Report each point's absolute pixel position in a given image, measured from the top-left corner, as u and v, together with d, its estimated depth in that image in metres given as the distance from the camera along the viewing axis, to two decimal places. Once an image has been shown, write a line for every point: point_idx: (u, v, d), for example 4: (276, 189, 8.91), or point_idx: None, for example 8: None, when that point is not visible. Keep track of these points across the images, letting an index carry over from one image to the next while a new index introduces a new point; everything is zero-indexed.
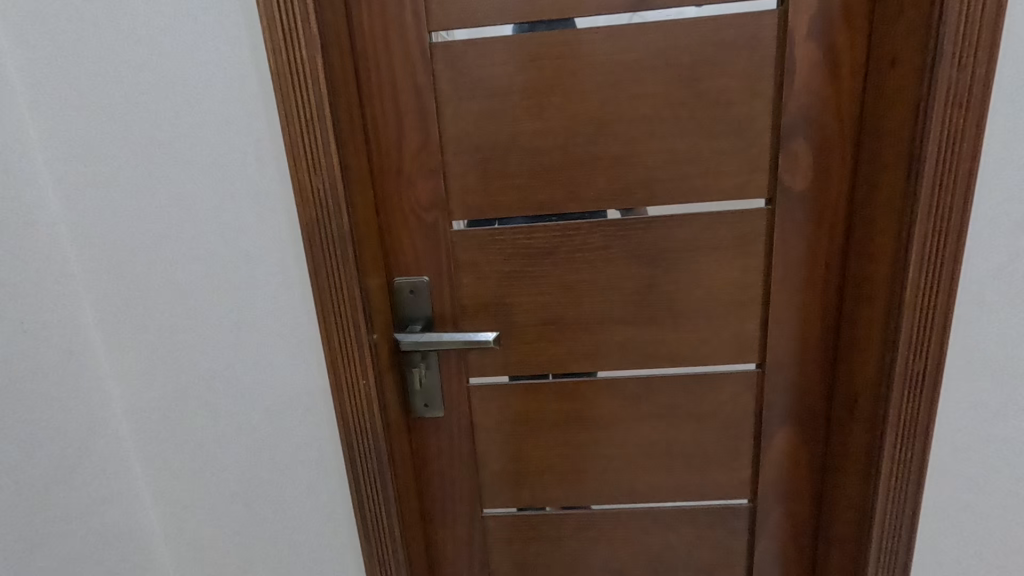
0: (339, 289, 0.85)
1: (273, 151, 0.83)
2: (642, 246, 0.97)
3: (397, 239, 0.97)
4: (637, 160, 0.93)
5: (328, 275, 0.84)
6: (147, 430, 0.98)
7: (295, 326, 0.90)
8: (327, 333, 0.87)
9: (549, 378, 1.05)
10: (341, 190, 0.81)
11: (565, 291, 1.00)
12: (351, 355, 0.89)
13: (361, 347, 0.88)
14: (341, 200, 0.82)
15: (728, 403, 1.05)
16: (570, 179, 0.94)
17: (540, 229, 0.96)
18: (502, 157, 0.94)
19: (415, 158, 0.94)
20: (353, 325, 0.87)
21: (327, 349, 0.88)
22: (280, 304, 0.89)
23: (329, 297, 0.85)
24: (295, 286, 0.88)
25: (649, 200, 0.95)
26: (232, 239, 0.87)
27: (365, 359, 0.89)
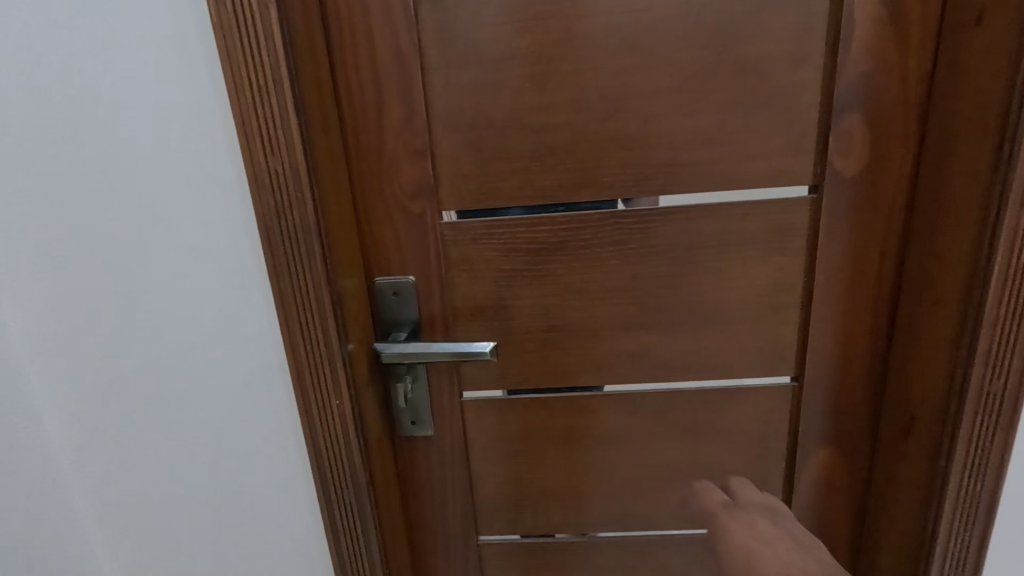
0: (307, 295, 0.71)
1: (225, 129, 0.69)
2: (663, 241, 0.83)
3: (377, 232, 0.83)
4: (660, 140, 0.79)
5: (293, 279, 0.71)
6: (88, 457, 0.83)
7: (261, 337, 0.76)
8: (293, 346, 0.74)
9: (554, 392, 0.92)
10: (305, 176, 0.67)
11: (573, 293, 0.86)
12: (322, 372, 0.75)
13: (335, 363, 0.75)
14: (306, 187, 0.68)
15: (758, 421, 0.92)
16: (581, 163, 0.80)
17: (545, 221, 0.83)
18: (500, 137, 0.80)
19: (397, 139, 0.79)
20: (324, 336, 0.73)
21: (293, 365, 0.75)
22: (242, 310, 0.75)
23: (295, 305, 0.72)
24: (255, 288, 0.74)
25: (673, 188, 0.81)
26: (187, 234, 0.73)
27: (340, 376, 0.76)
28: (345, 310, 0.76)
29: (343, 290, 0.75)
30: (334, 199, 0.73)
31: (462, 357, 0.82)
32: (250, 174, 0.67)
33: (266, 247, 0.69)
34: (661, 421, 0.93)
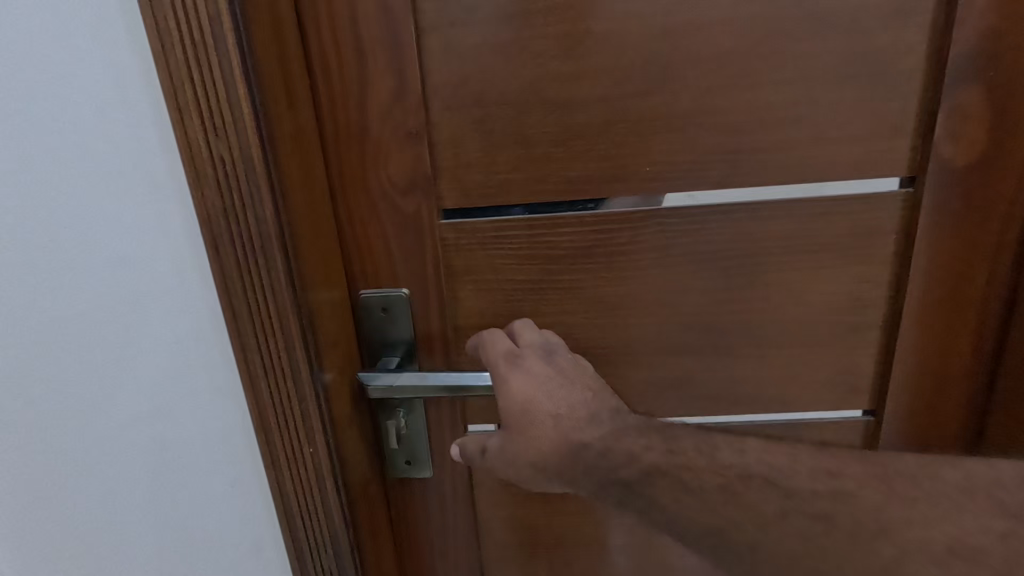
0: (267, 319, 0.56)
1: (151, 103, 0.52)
2: (716, 245, 0.67)
3: (362, 234, 0.67)
4: (717, 120, 0.63)
5: (248, 299, 0.55)
6: None
7: (216, 364, 0.60)
8: (251, 382, 0.58)
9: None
10: (262, 165, 0.51)
11: (603, 309, 0.71)
12: (290, 413, 0.60)
13: (306, 402, 0.60)
14: (263, 179, 0.51)
15: None
16: (617, 149, 0.64)
17: (570, 223, 0.67)
18: (514, 115, 0.63)
19: (384, 118, 0.63)
20: (289, 370, 0.58)
21: (253, 406, 0.59)
22: (192, 333, 0.59)
23: (252, 331, 0.56)
24: (202, 308, 0.58)
25: (731, 181, 0.65)
26: (107, 234, 0.53)
27: (312, 418, 0.60)
28: (320, 335, 0.60)
29: (316, 311, 0.59)
30: (305, 194, 0.57)
31: (465, 392, 0.67)
32: (187, 163, 0.50)
33: (212, 259, 0.53)
34: None
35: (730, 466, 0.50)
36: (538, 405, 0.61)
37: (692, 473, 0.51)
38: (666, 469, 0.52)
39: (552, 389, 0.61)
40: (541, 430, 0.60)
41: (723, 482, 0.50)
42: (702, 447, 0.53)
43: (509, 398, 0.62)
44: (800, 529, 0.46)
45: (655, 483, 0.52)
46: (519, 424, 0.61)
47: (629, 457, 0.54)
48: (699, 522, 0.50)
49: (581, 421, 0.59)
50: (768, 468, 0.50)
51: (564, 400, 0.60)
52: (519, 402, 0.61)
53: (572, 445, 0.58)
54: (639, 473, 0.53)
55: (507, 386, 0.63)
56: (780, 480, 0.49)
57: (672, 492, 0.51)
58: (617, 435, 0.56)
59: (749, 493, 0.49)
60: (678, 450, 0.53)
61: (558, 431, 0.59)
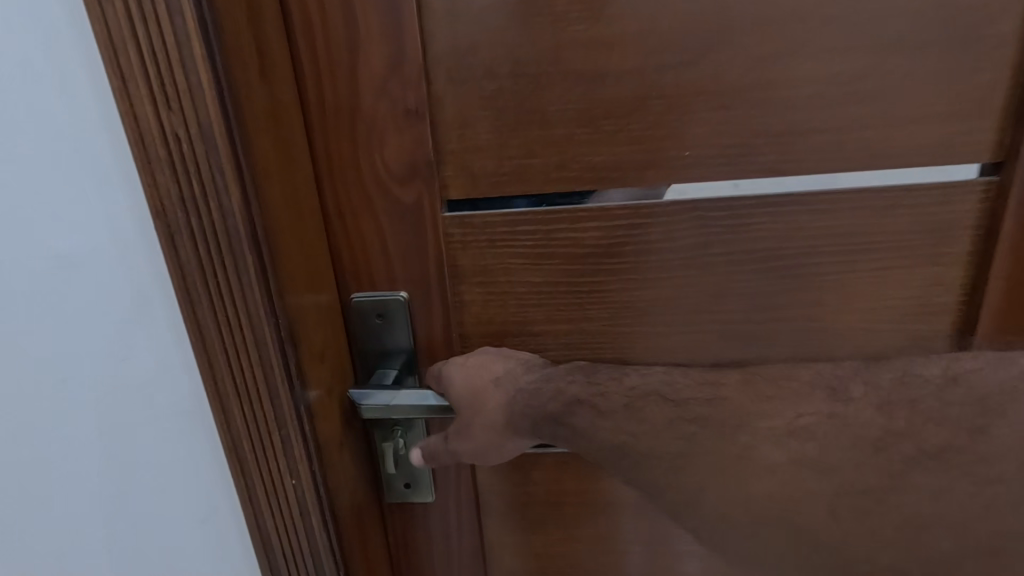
0: (239, 332, 0.46)
1: (85, 72, 0.41)
2: (764, 243, 0.58)
3: (355, 229, 0.58)
4: (772, 95, 0.53)
5: (214, 309, 0.45)
6: None
7: (176, 390, 0.50)
8: (221, 407, 0.49)
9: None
10: (225, 145, 0.41)
11: (631, 313, 0.62)
12: (269, 443, 0.50)
13: (286, 432, 0.50)
14: (226, 163, 0.41)
15: None
16: (652, 131, 0.55)
17: (595, 215, 0.58)
18: (531, 90, 0.54)
19: (379, 93, 0.53)
20: (265, 394, 0.48)
21: (224, 434, 0.50)
22: (146, 353, 0.48)
23: (221, 348, 0.46)
24: (159, 320, 0.47)
25: (785, 168, 0.55)
26: (50, 220, 0.44)
27: (293, 450, 0.51)
28: (303, 353, 0.50)
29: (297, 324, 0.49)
30: (282, 182, 0.47)
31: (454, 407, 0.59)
32: (134, 143, 0.41)
33: (170, 261, 0.44)
34: None
35: (634, 387, 0.55)
36: (482, 372, 0.59)
37: (602, 398, 0.55)
38: (586, 398, 0.55)
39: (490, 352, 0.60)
40: (490, 394, 0.58)
41: (627, 401, 0.54)
42: (613, 373, 0.56)
43: (449, 373, 0.59)
44: (685, 435, 0.52)
45: (576, 410, 0.55)
46: (469, 395, 0.58)
47: (556, 392, 0.55)
48: (607, 437, 0.54)
49: (523, 374, 0.59)
50: (665, 387, 0.55)
51: (504, 358, 0.59)
52: (463, 374, 0.58)
53: (523, 389, 0.57)
54: (563, 404, 0.55)
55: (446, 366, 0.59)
56: (670, 395, 0.54)
57: (588, 418, 0.54)
58: (549, 372, 0.57)
59: (645, 407, 0.54)
60: (592, 380, 0.56)
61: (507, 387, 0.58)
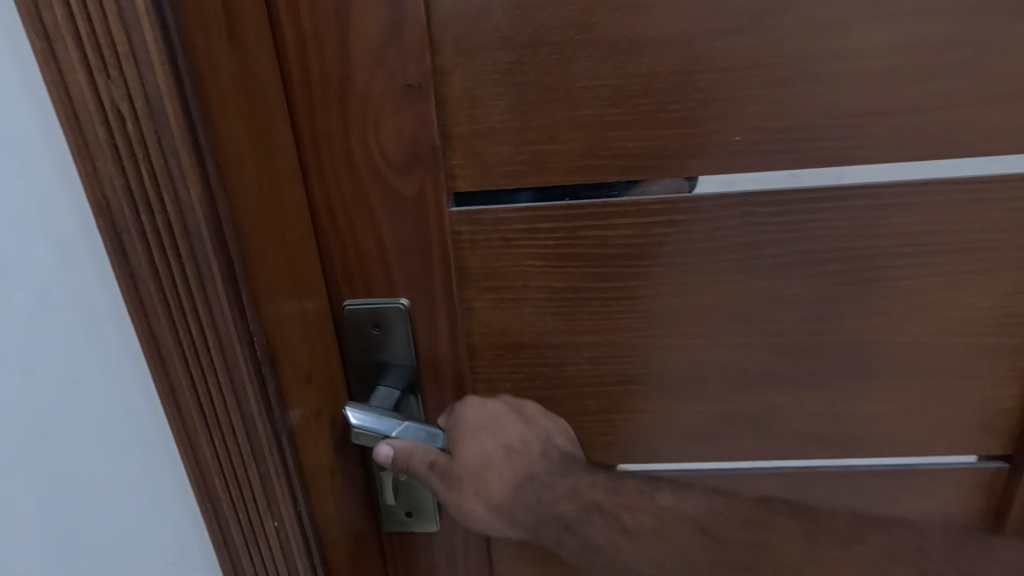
0: (205, 353, 0.38)
1: (7, 42, 0.33)
2: (821, 244, 0.50)
3: (346, 225, 0.50)
4: (841, 69, 0.45)
5: (174, 325, 0.37)
6: None
7: (132, 422, 0.42)
8: (187, 441, 0.41)
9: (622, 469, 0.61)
10: (180, 125, 0.33)
11: (665, 323, 0.54)
12: (245, 481, 0.43)
13: (265, 468, 0.42)
14: (183, 147, 0.33)
15: (930, 516, 0.61)
16: (696, 111, 0.47)
17: (626, 210, 0.50)
18: (554, 63, 0.46)
19: (375, 65, 0.45)
20: (238, 422, 0.41)
21: (192, 471, 0.42)
22: (94, 378, 0.40)
23: (183, 372, 0.39)
24: (104, 336, 0.39)
25: (852, 155, 0.47)
26: None
27: (274, 488, 0.43)
28: (285, 376, 0.42)
29: (277, 342, 0.41)
30: (258, 172, 0.39)
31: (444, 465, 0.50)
32: (65, 118, 0.32)
33: (117, 267, 0.36)
34: None
35: (665, 506, 0.46)
36: (493, 442, 0.51)
37: (626, 509, 0.47)
38: (606, 507, 0.47)
39: (512, 418, 0.52)
40: (498, 468, 0.50)
41: (653, 519, 0.46)
42: (643, 486, 0.48)
43: (462, 427, 0.51)
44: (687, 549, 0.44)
45: (589, 516, 0.47)
46: (473, 462, 0.50)
47: (571, 491, 0.49)
48: (617, 558, 0.46)
49: (533, 461, 0.51)
50: (699, 513, 0.45)
51: (521, 434, 0.52)
52: (477, 434, 0.51)
53: (529, 483, 0.50)
54: (577, 509, 0.48)
55: (463, 416, 0.52)
56: (704, 523, 0.45)
57: (604, 530, 0.47)
58: (568, 470, 0.50)
59: (666, 524, 0.46)
60: (618, 488, 0.49)
61: (519, 469, 0.50)
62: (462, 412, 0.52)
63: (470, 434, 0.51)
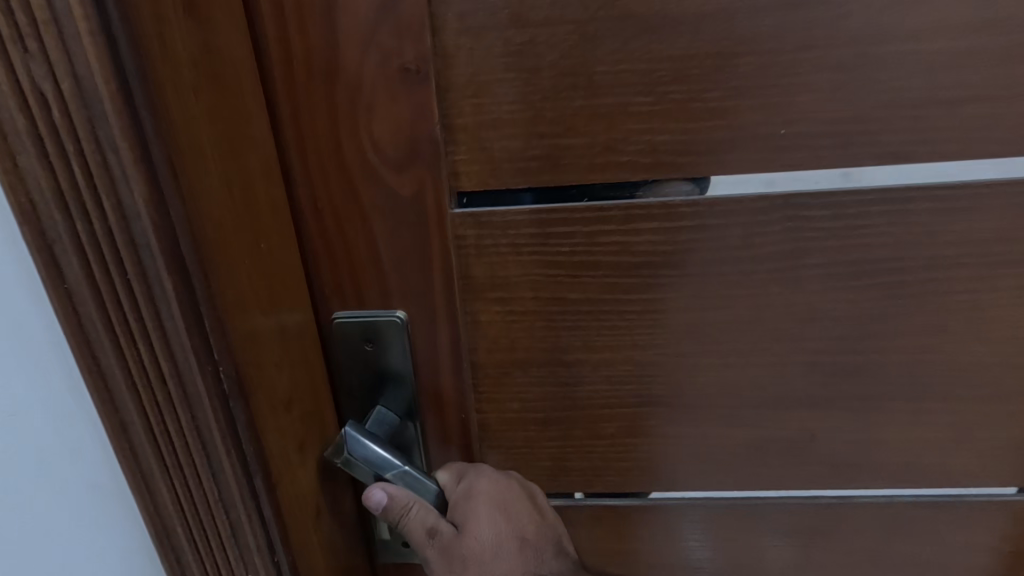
0: (160, 384, 0.33)
1: None
2: (873, 252, 0.44)
3: (335, 228, 0.44)
4: (909, 50, 0.38)
5: (121, 353, 0.32)
6: None
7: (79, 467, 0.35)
8: (141, 486, 0.35)
9: (653, 495, 0.56)
10: (120, 113, 0.27)
11: (693, 338, 0.48)
12: (210, 526, 0.37)
13: (235, 509, 0.37)
14: (123, 139, 0.27)
15: (976, 550, 0.55)
16: (737, 101, 0.40)
17: (654, 213, 0.44)
18: (573, 43, 0.40)
19: (366, 43, 0.39)
20: (201, 459, 0.35)
21: (147, 521, 0.36)
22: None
23: (134, 407, 0.33)
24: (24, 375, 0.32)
25: (915, 152, 0.41)
26: None
27: (244, 532, 0.38)
28: (258, 406, 0.36)
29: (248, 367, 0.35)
30: (224, 171, 0.33)
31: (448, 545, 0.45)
32: None
33: (47, 284, 0.29)
34: (819, 546, 0.56)
35: None
36: (503, 527, 0.46)
37: None
38: None
39: (524, 504, 0.47)
40: (502, 560, 0.45)
41: None
42: None
43: (470, 507, 0.45)
44: None
45: None
46: (476, 547, 0.45)
47: None
48: None
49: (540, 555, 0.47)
50: None
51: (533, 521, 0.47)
52: (486, 517, 0.45)
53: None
54: None
55: (474, 493, 0.46)
56: None
57: None
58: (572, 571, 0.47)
59: None
60: None
61: (523, 558, 0.46)
62: (472, 485, 0.47)
63: (482, 513, 0.45)
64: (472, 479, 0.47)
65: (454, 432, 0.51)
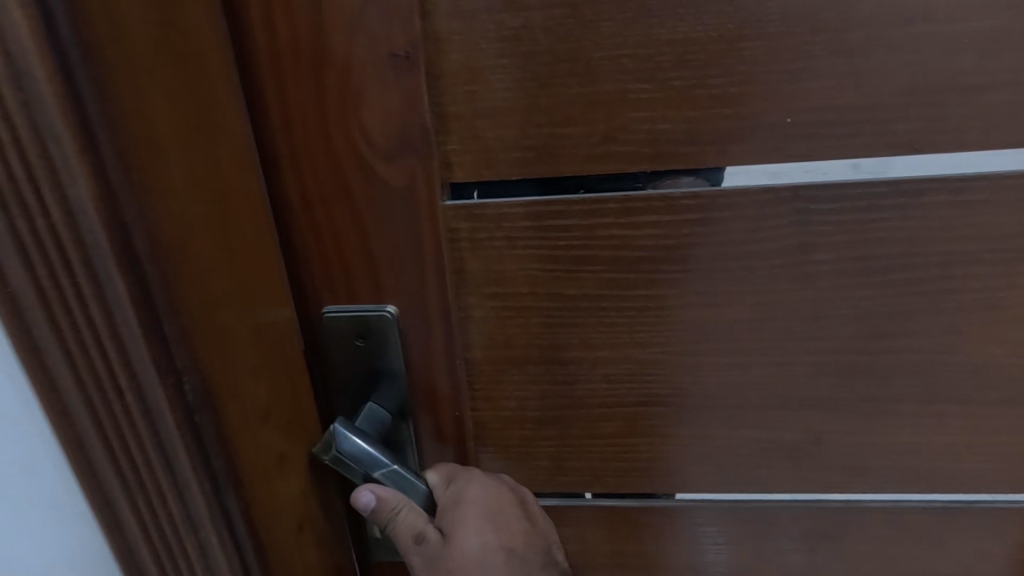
0: (115, 389, 0.32)
1: None
2: (885, 248, 0.42)
3: (324, 220, 0.42)
4: (926, 33, 0.36)
5: (71, 356, 0.30)
6: None
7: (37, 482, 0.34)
8: (99, 496, 0.33)
9: (676, 496, 0.54)
10: (61, 101, 0.26)
11: (695, 336, 0.46)
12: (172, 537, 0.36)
13: (200, 515, 0.36)
14: (65, 125, 0.27)
15: (991, 558, 0.53)
16: (743, 87, 0.38)
17: (654, 206, 0.42)
18: (569, 27, 0.38)
19: (352, 27, 0.37)
20: (162, 465, 0.34)
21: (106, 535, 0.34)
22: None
23: (86, 415, 0.31)
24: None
25: (933, 141, 0.39)
26: None
27: (211, 540, 0.37)
28: (224, 403, 0.36)
29: (210, 363, 0.35)
30: (185, 162, 0.32)
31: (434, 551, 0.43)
32: None
33: None
34: (826, 551, 0.54)
35: None
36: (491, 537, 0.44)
37: None
38: None
39: (512, 513, 0.46)
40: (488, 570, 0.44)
41: None
42: None
43: (461, 515, 0.44)
44: None
45: None
46: (464, 558, 0.43)
47: None
48: None
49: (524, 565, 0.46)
50: None
51: (521, 532, 0.46)
52: (474, 525, 0.44)
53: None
54: None
55: (464, 500, 0.44)
56: None
57: None
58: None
59: None
60: None
61: (510, 569, 0.45)
62: (462, 491, 0.45)
63: (470, 521, 0.44)
64: (461, 485, 0.45)
65: (448, 430, 0.50)
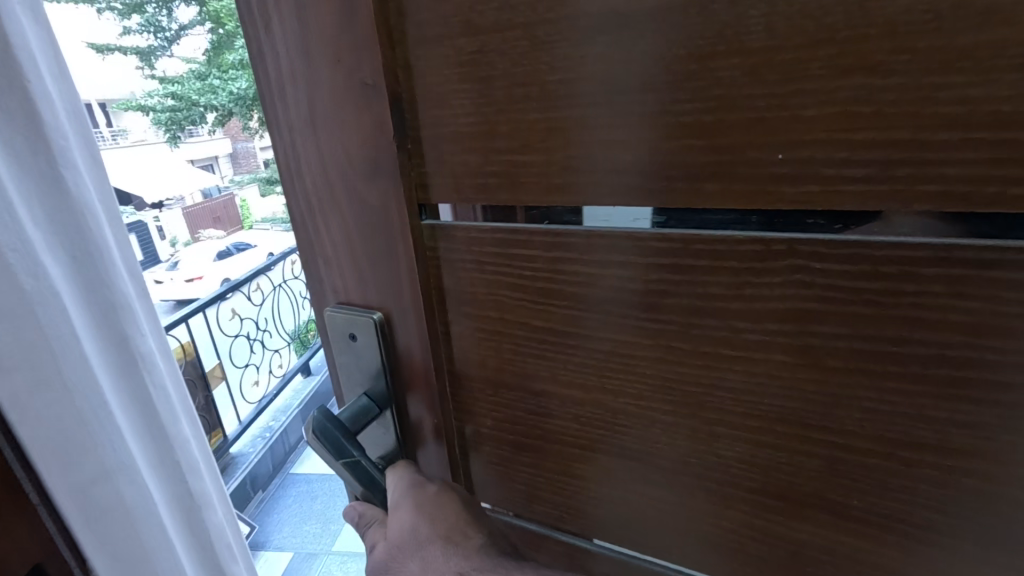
0: None
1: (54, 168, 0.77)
2: (923, 331, 0.31)
3: (324, 229, 0.48)
4: (996, 39, 0.25)
5: None
6: None
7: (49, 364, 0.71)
8: None
9: None
10: None
11: (666, 395, 0.40)
12: None
13: None
14: None
15: None
16: (716, 116, 0.31)
17: (618, 245, 0.38)
18: (519, 50, 0.35)
19: (331, 59, 0.40)
20: None
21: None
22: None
23: None
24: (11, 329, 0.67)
25: (1008, 196, 0.27)
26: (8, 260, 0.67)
27: None
28: None
29: None
30: None
31: (380, 547, 0.46)
32: None
33: None
34: None
35: None
36: (426, 528, 0.45)
37: None
38: None
39: (449, 508, 0.46)
40: (425, 561, 0.44)
41: None
42: None
43: (395, 513, 0.46)
44: None
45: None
46: (401, 548, 0.45)
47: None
48: None
49: (466, 554, 0.44)
50: None
51: (459, 524, 0.46)
52: (405, 517, 0.45)
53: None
54: None
55: (399, 500, 0.47)
56: None
57: None
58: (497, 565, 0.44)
59: None
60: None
61: (450, 565, 0.44)
62: (396, 495, 0.48)
63: (402, 516, 0.46)
64: (399, 489, 0.48)
65: (428, 431, 0.53)
